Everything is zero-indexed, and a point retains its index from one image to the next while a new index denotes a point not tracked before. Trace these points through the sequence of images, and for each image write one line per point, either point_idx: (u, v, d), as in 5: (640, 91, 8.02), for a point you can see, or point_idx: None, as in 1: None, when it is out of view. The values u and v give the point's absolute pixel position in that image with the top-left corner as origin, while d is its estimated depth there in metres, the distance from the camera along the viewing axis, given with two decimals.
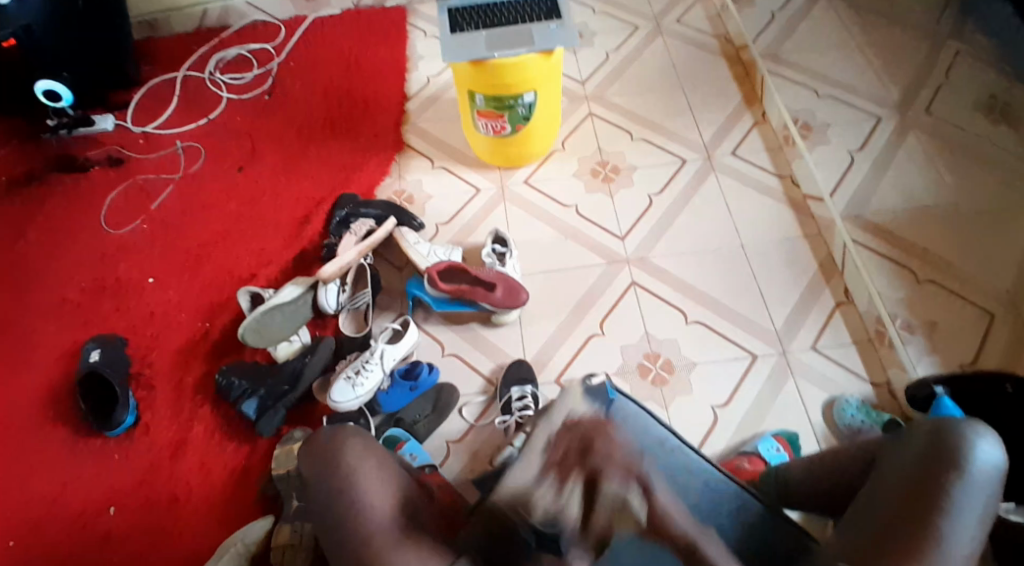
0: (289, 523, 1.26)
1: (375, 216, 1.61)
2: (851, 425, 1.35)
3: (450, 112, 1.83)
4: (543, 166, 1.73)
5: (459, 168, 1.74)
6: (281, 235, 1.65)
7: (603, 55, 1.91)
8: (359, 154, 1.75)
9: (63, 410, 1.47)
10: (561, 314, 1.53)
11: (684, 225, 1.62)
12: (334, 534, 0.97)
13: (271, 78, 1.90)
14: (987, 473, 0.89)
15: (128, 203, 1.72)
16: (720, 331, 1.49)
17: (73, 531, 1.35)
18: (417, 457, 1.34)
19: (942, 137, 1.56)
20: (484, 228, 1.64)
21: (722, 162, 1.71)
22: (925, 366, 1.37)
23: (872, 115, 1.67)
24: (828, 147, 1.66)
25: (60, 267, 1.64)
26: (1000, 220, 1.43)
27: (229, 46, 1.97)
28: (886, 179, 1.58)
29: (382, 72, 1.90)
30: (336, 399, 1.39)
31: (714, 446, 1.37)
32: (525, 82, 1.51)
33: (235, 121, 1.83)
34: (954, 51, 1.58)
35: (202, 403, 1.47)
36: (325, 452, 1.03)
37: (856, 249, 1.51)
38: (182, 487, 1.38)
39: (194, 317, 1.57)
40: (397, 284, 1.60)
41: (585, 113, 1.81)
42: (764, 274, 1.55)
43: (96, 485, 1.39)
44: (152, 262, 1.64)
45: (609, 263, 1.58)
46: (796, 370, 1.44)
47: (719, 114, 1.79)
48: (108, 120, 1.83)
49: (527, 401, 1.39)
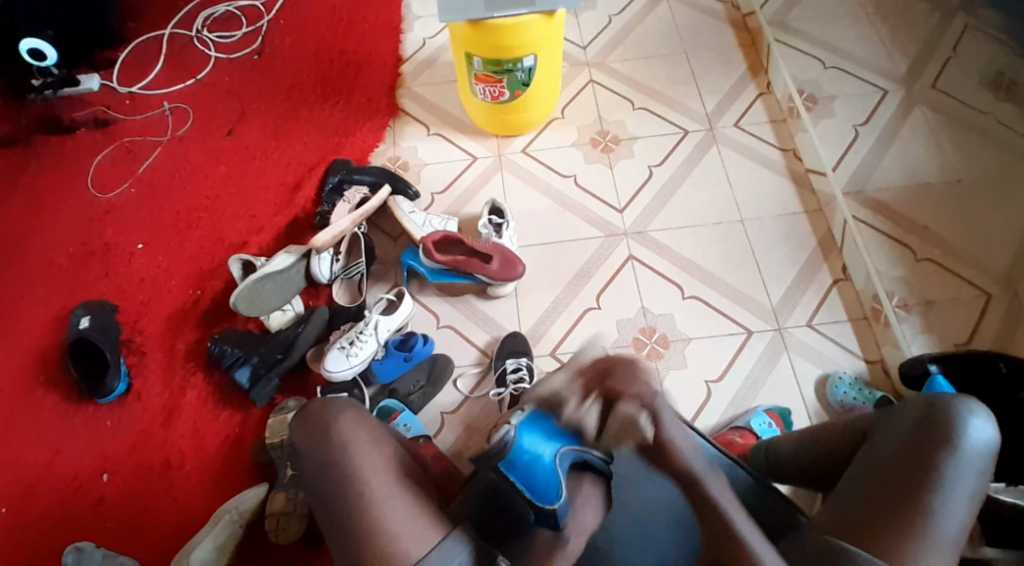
0: (284, 491, 1.29)
1: (369, 183, 1.58)
2: (843, 402, 1.36)
3: (446, 76, 1.79)
4: (541, 134, 1.70)
5: (455, 135, 1.70)
6: (273, 201, 1.62)
7: (604, 19, 1.85)
8: (353, 118, 1.71)
9: (53, 376, 1.46)
10: (557, 285, 1.52)
11: (683, 198, 1.60)
12: (328, 511, 0.97)
13: (261, 37, 1.84)
14: (979, 449, 0.90)
15: (116, 165, 1.68)
16: (716, 307, 1.48)
17: (66, 497, 1.35)
18: (411, 427, 1.33)
19: (945, 111, 1.46)
20: (480, 198, 1.62)
21: (723, 134, 1.68)
22: (919, 343, 1.38)
23: (879, 88, 1.59)
24: (834, 120, 1.64)
25: (47, 231, 1.61)
26: (1001, 190, 1.35)
27: (217, 2, 1.90)
28: (890, 153, 1.54)
29: (377, 32, 1.84)
30: (330, 369, 1.38)
31: (706, 421, 1.38)
32: (525, 45, 1.46)
33: (225, 82, 1.78)
34: (963, 24, 1.41)
35: (194, 371, 1.46)
36: (320, 421, 1.03)
37: (856, 226, 1.50)
38: (176, 454, 1.38)
39: (184, 283, 1.54)
40: (392, 253, 1.58)
41: (585, 79, 1.77)
42: (762, 250, 1.54)
43: (90, 451, 1.39)
44: (141, 227, 1.61)
45: (607, 236, 1.56)
46: (791, 346, 1.44)
47: (722, 83, 1.75)
48: (93, 80, 1.77)
49: (522, 373, 1.39)
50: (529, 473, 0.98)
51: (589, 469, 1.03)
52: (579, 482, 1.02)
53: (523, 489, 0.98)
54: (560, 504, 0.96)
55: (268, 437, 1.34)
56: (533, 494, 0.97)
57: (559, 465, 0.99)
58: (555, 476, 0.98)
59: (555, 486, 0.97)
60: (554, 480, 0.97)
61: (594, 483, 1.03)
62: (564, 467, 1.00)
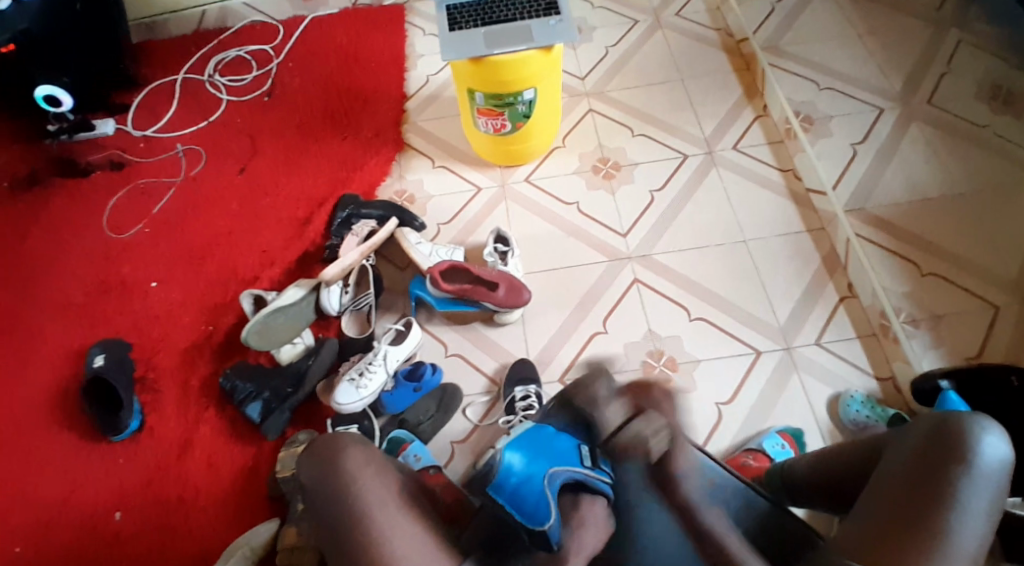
0: (296, 525, 1.27)
1: (376, 216, 1.61)
2: (856, 421, 1.35)
3: (450, 109, 1.83)
4: (543, 164, 1.72)
5: (459, 167, 1.73)
6: (283, 236, 1.65)
7: (602, 50, 1.90)
8: (359, 153, 1.75)
9: (69, 412, 1.48)
10: (564, 310, 1.53)
11: (687, 220, 1.62)
12: (337, 536, 0.97)
13: (269, 79, 1.90)
14: (994, 466, 0.88)
15: (130, 205, 1.72)
16: (723, 327, 1.48)
17: (82, 533, 1.36)
18: (422, 457, 1.33)
19: (944, 125, 1.52)
20: (485, 227, 1.64)
21: (723, 157, 1.70)
22: (930, 359, 1.36)
23: (874, 106, 1.63)
24: (830, 140, 1.64)
25: (63, 271, 1.64)
26: (1004, 195, 1.39)
27: (228, 47, 1.97)
28: (889, 170, 1.56)
29: (381, 70, 1.89)
30: (341, 401, 1.39)
31: (718, 443, 1.37)
32: (524, 79, 1.50)
33: (235, 122, 1.83)
34: (955, 38, 1.53)
35: (207, 405, 1.47)
36: (327, 451, 1.04)
37: (860, 243, 1.50)
38: (188, 488, 1.39)
39: (197, 319, 1.57)
40: (400, 283, 1.60)
41: (585, 109, 1.80)
42: (768, 271, 1.54)
43: (105, 487, 1.40)
44: (155, 265, 1.64)
45: (611, 261, 1.58)
46: (801, 365, 1.43)
47: (720, 108, 1.78)
48: (108, 124, 1.83)
49: (531, 401, 1.39)
50: (518, 494, 0.98)
51: (587, 488, 1.02)
52: (576, 503, 1.01)
53: (513, 512, 0.97)
54: (549, 523, 0.95)
55: (279, 471, 1.35)
56: (522, 515, 0.97)
57: (548, 485, 0.98)
58: (543, 496, 0.97)
59: (544, 506, 0.96)
60: (543, 500, 0.97)
61: (593, 502, 1.02)
62: (554, 488, 0.99)
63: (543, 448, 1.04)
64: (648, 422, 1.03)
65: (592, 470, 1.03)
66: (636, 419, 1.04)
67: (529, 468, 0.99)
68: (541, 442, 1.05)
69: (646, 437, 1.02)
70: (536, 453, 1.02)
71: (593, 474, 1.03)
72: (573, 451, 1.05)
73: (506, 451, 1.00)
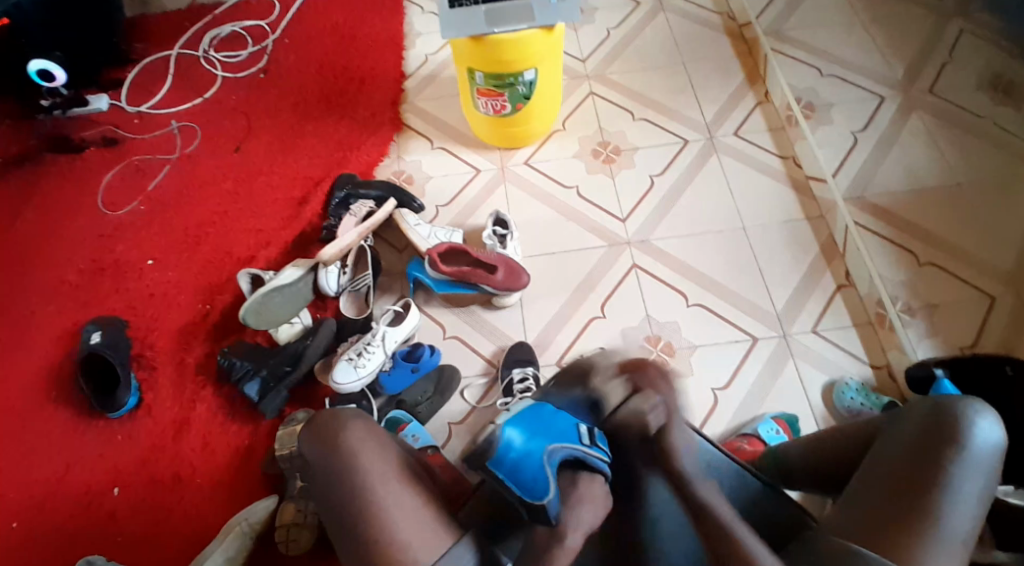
0: (294, 503, 1.30)
1: (375, 197, 1.60)
2: (851, 407, 1.36)
3: (449, 90, 1.81)
4: (543, 146, 1.72)
5: (458, 148, 1.72)
6: (280, 216, 1.64)
7: (603, 32, 1.88)
8: (357, 133, 1.73)
9: (65, 391, 1.48)
10: (562, 294, 1.53)
11: (685, 206, 1.61)
12: (338, 518, 0.98)
13: (266, 56, 1.87)
14: (986, 449, 0.90)
15: (126, 182, 1.71)
16: (719, 313, 1.49)
17: (78, 511, 1.36)
18: (419, 437, 1.34)
19: (943, 115, 1.47)
20: (484, 209, 1.64)
21: (723, 143, 1.70)
22: (924, 348, 1.38)
23: (877, 94, 1.60)
24: (831, 127, 1.65)
25: (57, 249, 1.63)
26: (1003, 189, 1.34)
27: (223, 22, 1.94)
28: (890, 156, 1.55)
29: (379, 48, 1.87)
30: (338, 380, 1.39)
31: (714, 427, 1.38)
32: (525, 58, 1.49)
33: (231, 100, 1.81)
34: (958, 27, 1.43)
35: (204, 384, 1.47)
36: (328, 427, 1.04)
37: (857, 231, 1.52)
38: (186, 467, 1.39)
39: (193, 298, 1.56)
40: (398, 265, 1.59)
41: (585, 92, 1.79)
42: (765, 257, 1.55)
43: (100, 466, 1.40)
44: (150, 243, 1.63)
45: (610, 245, 1.58)
46: (797, 352, 1.44)
47: (720, 93, 1.78)
48: (102, 100, 1.80)
49: (528, 383, 1.40)
50: (517, 469, 0.93)
51: (586, 466, 0.98)
52: (574, 482, 0.97)
53: (511, 485, 0.93)
54: (548, 497, 0.92)
55: (278, 449, 1.34)
56: (521, 489, 0.92)
57: (547, 460, 0.94)
58: (543, 472, 0.93)
59: (542, 480, 0.92)
60: (542, 474, 0.93)
61: (593, 481, 0.98)
62: (554, 464, 0.95)
63: (542, 424, 0.99)
64: (646, 399, 1.03)
65: (589, 446, 1.00)
66: (633, 396, 1.04)
67: (529, 444, 0.95)
68: (542, 419, 1.01)
69: (644, 413, 1.02)
70: (534, 429, 0.97)
71: (592, 451, 0.99)
72: (571, 430, 1.01)
73: (506, 426, 0.95)
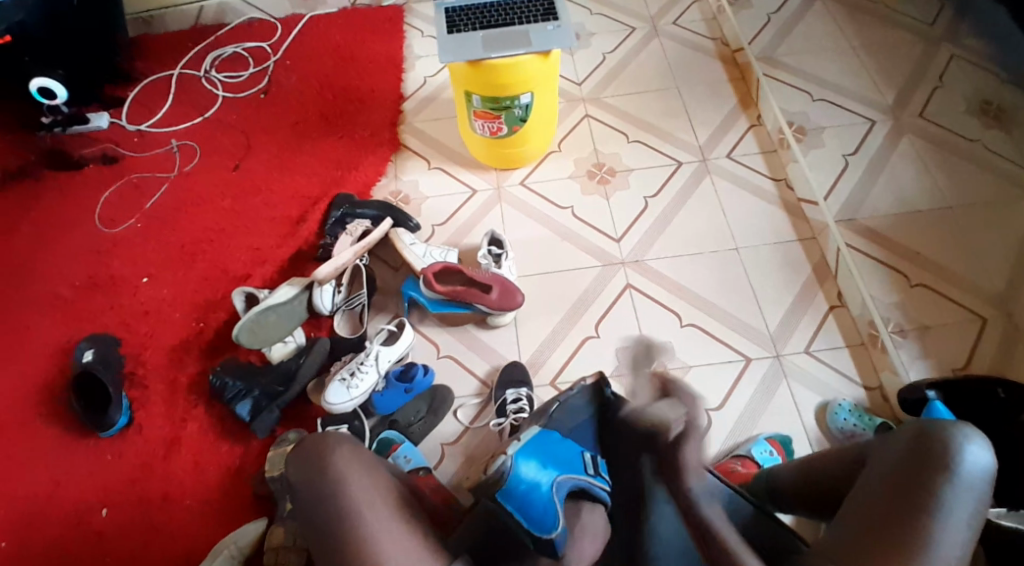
0: (284, 526, 1.28)
1: (370, 216, 1.61)
2: (843, 429, 1.36)
3: (447, 112, 1.83)
4: (539, 167, 1.73)
5: (455, 168, 1.73)
6: (276, 234, 1.64)
7: (600, 56, 1.91)
8: (355, 153, 1.75)
9: (57, 407, 1.47)
10: (557, 314, 1.53)
11: (679, 226, 1.63)
12: (328, 536, 0.97)
13: (266, 77, 1.89)
14: (976, 474, 0.89)
15: (123, 200, 1.71)
16: (712, 333, 1.49)
17: (66, 529, 1.34)
18: (411, 459, 1.33)
19: (933, 140, 1.52)
20: (479, 230, 1.64)
21: (717, 165, 1.71)
22: (917, 369, 1.38)
23: (866, 118, 1.65)
24: (823, 150, 1.67)
25: (54, 265, 1.63)
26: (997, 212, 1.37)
27: (225, 44, 1.96)
28: (879, 182, 1.58)
29: (378, 70, 1.89)
30: (331, 400, 1.39)
31: (706, 449, 1.38)
32: (522, 84, 1.51)
33: (231, 119, 1.83)
34: (948, 53, 1.49)
35: (196, 402, 1.47)
36: (317, 453, 1.03)
37: (850, 252, 1.52)
38: (176, 486, 1.38)
39: (188, 316, 1.56)
40: (393, 284, 1.60)
41: (581, 114, 1.81)
42: (759, 278, 1.56)
43: (90, 483, 1.39)
44: (146, 261, 1.63)
45: (604, 266, 1.58)
46: (789, 374, 1.45)
47: (715, 116, 1.80)
48: (103, 118, 1.82)
49: (522, 404, 1.39)
50: (527, 501, 1.03)
51: (587, 496, 1.06)
52: (578, 511, 1.05)
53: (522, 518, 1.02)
54: (557, 531, 1.00)
55: (267, 469, 1.35)
56: (530, 522, 1.01)
57: (556, 492, 1.03)
58: (550, 505, 1.01)
59: (552, 514, 1.01)
60: (552, 507, 1.01)
61: (593, 511, 1.05)
62: (560, 496, 1.03)
63: (549, 452, 1.09)
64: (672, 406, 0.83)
65: (594, 476, 1.06)
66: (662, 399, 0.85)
67: (538, 476, 1.05)
68: (549, 446, 1.10)
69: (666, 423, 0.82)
70: (545, 458, 1.08)
71: (597, 482, 1.05)
72: (577, 458, 1.08)
73: (518, 459, 1.06)
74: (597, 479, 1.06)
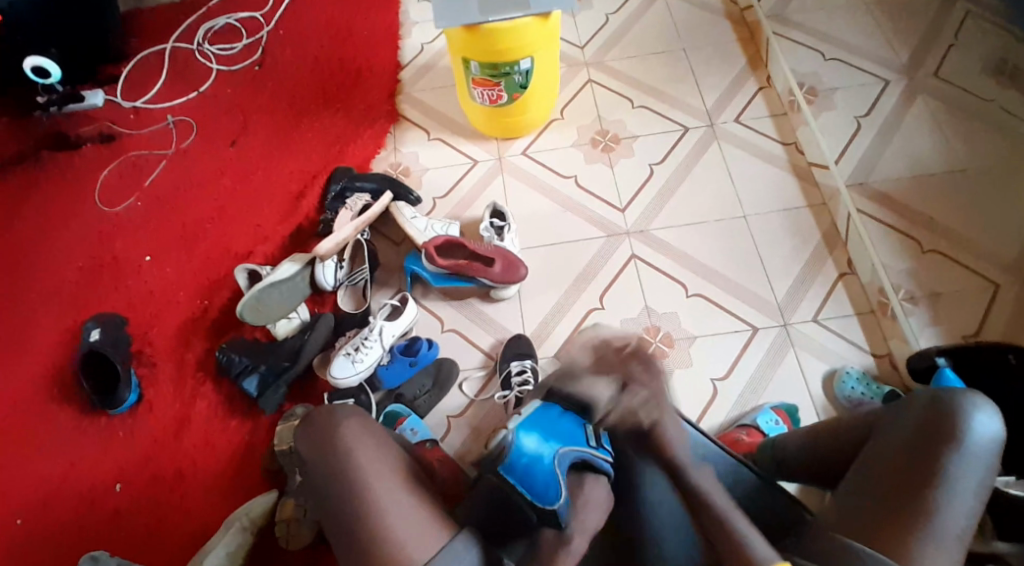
0: (294, 499, 1.31)
1: (371, 190, 1.59)
2: (851, 397, 1.35)
3: (445, 80, 1.79)
4: (541, 136, 1.70)
5: (455, 139, 1.70)
6: (276, 210, 1.63)
7: (602, 18, 1.85)
8: (353, 125, 1.72)
9: (67, 388, 1.49)
10: (561, 286, 1.52)
11: (686, 194, 1.59)
12: (334, 514, 0.98)
13: (261, 48, 1.86)
14: (984, 443, 0.88)
15: (123, 179, 1.71)
16: (718, 303, 1.47)
17: (82, 508, 1.37)
18: (417, 432, 1.35)
19: (948, 99, 1.49)
20: (481, 202, 1.62)
21: (724, 130, 1.67)
22: (927, 336, 1.36)
23: (880, 78, 1.60)
24: (833, 113, 1.61)
25: (57, 247, 1.63)
26: (1006, 176, 1.38)
27: (218, 15, 1.92)
28: (891, 148, 1.53)
29: (375, 38, 1.85)
30: (337, 375, 1.40)
31: (713, 420, 1.37)
32: (521, 48, 1.47)
33: (227, 93, 1.80)
34: (965, 10, 1.47)
35: (203, 380, 1.48)
36: (322, 429, 1.03)
37: (861, 219, 1.48)
38: (187, 461, 1.40)
39: (192, 295, 1.56)
40: (396, 258, 1.59)
41: (583, 79, 1.76)
42: (766, 246, 1.53)
43: (104, 462, 1.41)
44: (149, 240, 1.63)
45: (609, 236, 1.56)
46: (797, 342, 1.43)
47: (721, 78, 1.74)
48: (98, 96, 1.79)
49: (527, 376, 1.39)
50: (528, 473, 0.96)
51: (591, 468, 1.01)
52: (581, 483, 1.00)
53: (523, 490, 0.96)
54: (559, 503, 0.94)
55: (277, 444, 1.36)
56: (532, 494, 0.95)
57: (557, 465, 0.96)
58: (554, 476, 0.95)
59: (554, 486, 0.95)
60: (553, 479, 0.95)
61: (596, 483, 1.01)
62: (563, 468, 0.97)
63: (550, 425, 1.02)
64: None
65: (596, 448, 1.03)
66: None
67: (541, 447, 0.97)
68: (549, 420, 1.03)
69: None
70: (547, 431, 1.00)
71: (598, 454, 1.02)
72: (579, 431, 1.04)
73: (519, 431, 0.98)
74: (599, 451, 1.02)
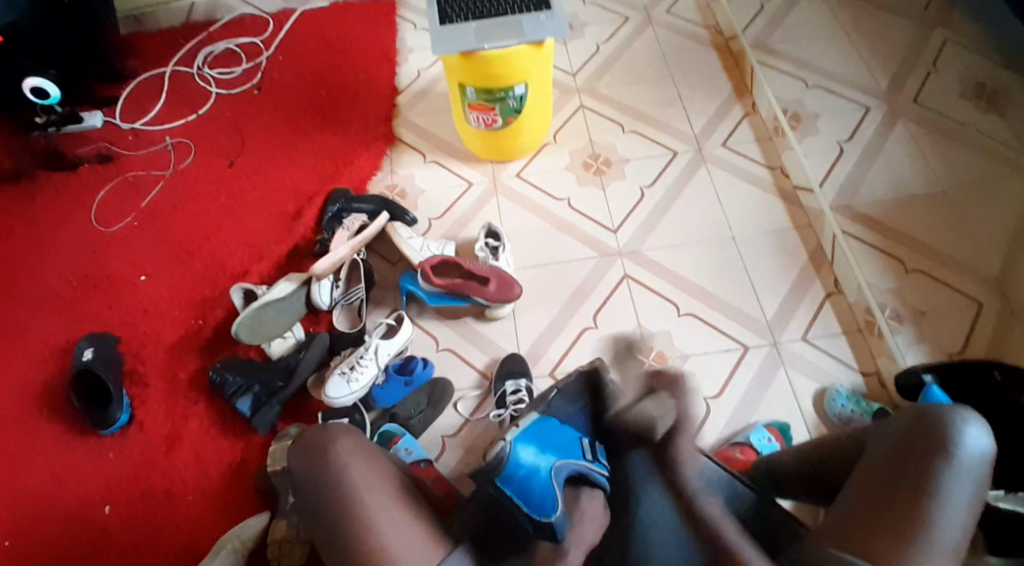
0: (286, 519, 1.29)
1: (367, 211, 1.61)
2: (841, 414, 1.37)
3: (441, 104, 1.83)
4: (535, 159, 1.73)
5: (451, 161, 1.74)
6: (272, 231, 1.65)
7: (593, 46, 1.91)
8: (349, 148, 1.75)
9: (57, 406, 1.47)
10: (555, 306, 1.54)
11: (676, 215, 1.63)
12: (323, 528, 0.97)
13: (260, 72, 1.89)
14: (975, 457, 0.86)
15: (119, 199, 1.71)
16: (710, 322, 1.50)
17: (69, 528, 1.35)
18: (412, 451, 1.34)
19: (926, 123, 1.53)
20: (477, 223, 1.65)
21: (712, 153, 1.71)
22: (913, 354, 1.39)
23: (861, 105, 1.65)
24: (817, 137, 1.68)
25: (51, 265, 1.63)
26: (976, 194, 1.42)
27: (217, 40, 1.96)
28: (875, 167, 1.58)
29: (372, 63, 1.89)
30: (331, 395, 1.40)
31: (706, 437, 1.39)
32: (514, 73, 1.50)
33: (225, 115, 1.82)
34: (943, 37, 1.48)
35: (196, 399, 1.47)
36: (312, 446, 1.02)
37: (845, 240, 1.53)
38: (177, 482, 1.39)
39: (186, 313, 1.56)
40: (391, 279, 1.60)
41: (576, 105, 1.81)
42: (755, 266, 1.56)
43: (93, 481, 1.40)
44: (143, 259, 1.64)
45: (601, 257, 1.59)
46: (786, 360, 1.45)
47: (710, 104, 1.80)
48: (96, 117, 1.82)
49: (521, 395, 1.40)
50: (526, 485, 0.96)
51: (587, 482, 0.99)
52: (577, 497, 0.98)
53: (521, 504, 0.96)
54: (555, 515, 0.93)
55: (269, 464, 1.35)
56: (530, 507, 0.95)
57: (556, 478, 0.96)
58: (550, 489, 0.95)
59: (551, 498, 0.94)
60: (551, 491, 0.95)
61: (593, 497, 0.99)
62: (560, 481, 0.96)
63: (549, 437, 1.02)
64: None
65: (592, 462, 1.00)
66: None
67: (539, 460, 0.97)
68: (547, 432, 1.03)
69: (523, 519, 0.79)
70: (544, 443, 1.00)
71: (595, 467, 1.00)
72: (576, 445, 1.02)
73: (517, 443, 0.98)
74: (596, 465, 1.00)
